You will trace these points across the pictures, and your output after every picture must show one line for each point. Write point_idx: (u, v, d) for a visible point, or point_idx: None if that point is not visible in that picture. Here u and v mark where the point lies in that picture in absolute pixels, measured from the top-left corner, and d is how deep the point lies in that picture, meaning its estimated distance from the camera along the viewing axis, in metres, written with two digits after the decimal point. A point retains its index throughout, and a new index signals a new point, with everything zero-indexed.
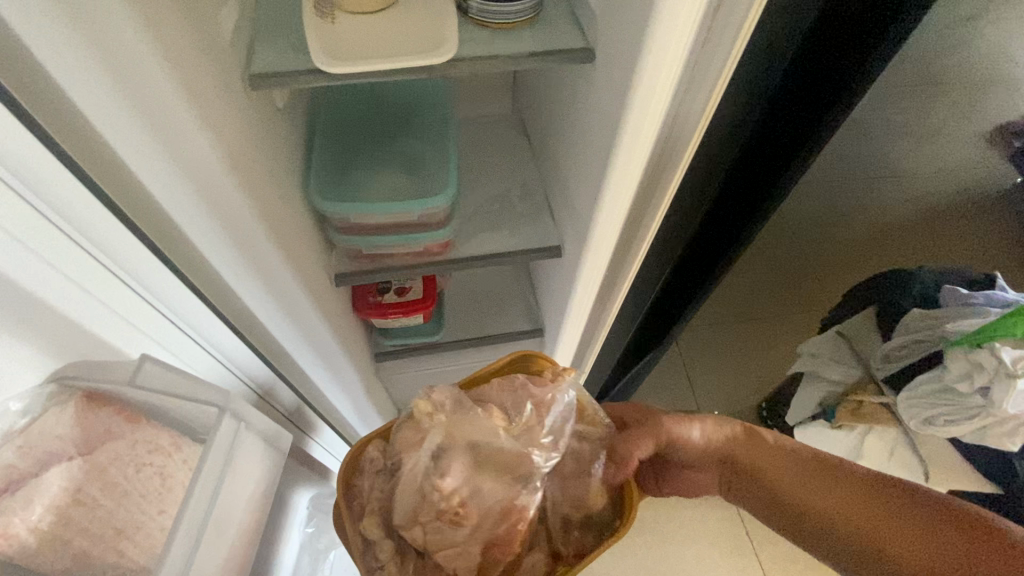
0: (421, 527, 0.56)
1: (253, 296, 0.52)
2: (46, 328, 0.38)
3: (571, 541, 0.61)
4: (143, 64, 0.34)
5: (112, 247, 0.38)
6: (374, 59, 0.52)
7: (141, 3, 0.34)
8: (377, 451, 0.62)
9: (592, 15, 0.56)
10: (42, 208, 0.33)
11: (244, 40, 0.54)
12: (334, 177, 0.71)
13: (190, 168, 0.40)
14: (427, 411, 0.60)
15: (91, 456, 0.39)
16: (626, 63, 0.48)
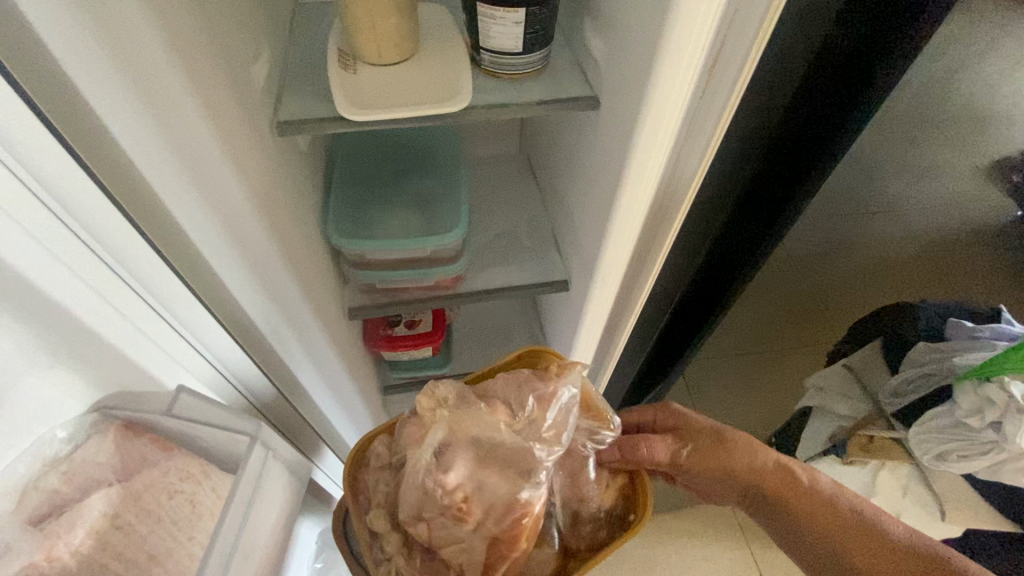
0: (424, 523, 0.52)
1: (273, 328, 0.54)
2: (94, 361, 0.42)
3: (583, 538, 0.58)
4: (195, 122, 0.38)
5: (154, 284, 0.41)
6: (394, 108, 0.56)
7: (188, 61, 0.38)
8: (380, 447, 0.60)
9: (596, 66, 0.60)
10: (98, 250, 0.37)
11: (273, 91, 0.58)
12: (351, 216, 0.74)
13: (223, 208, 0.42)
14: (433, 403, 0.57)
15: (128, 481, 0.42)
16: (630, 111, 0.52)
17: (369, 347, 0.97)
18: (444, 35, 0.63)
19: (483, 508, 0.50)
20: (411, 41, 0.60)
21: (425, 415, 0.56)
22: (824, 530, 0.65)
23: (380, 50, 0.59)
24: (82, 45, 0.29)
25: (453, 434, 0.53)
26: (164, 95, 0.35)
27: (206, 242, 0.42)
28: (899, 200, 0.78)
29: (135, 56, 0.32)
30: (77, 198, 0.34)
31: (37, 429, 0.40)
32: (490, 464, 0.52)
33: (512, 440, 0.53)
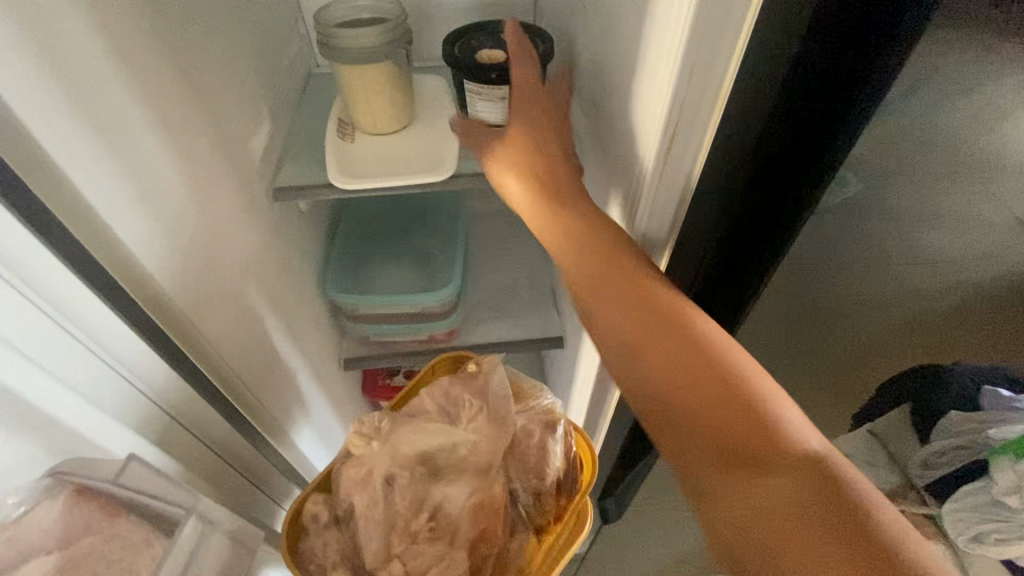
0: (398, 560, 0.51)
1: (255, 382, 0.56)
2: (32, 424, 0.33)
3: (547, 510, 0.56)
4: (157, 190, 0.41)
5: (78, 312, 0.36)
6: (382, 177, 0.59)
7: (136, 72, 0.39)
8: (319, 507, 0.54)
9: (581, 136, 0.62)
10: (5, 275, 0.31)
11: (275, 158, 0.62)
12: (349, 272, 0.77)
13: (169, 221, 0.42)
14: (365, 440, 0.56)
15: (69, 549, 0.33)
16: (609, 180, 0.52)
17: (369, 396, 0.98)
18: (434, 105, 0.67)
19: (450, 525, 0.52)
20: (406, 112, 0.64)
21: (363, 454, 0.55)
22: (699, 400, 0.37)
23: (376, 120, 0.62)
24: (53, 123, 0.32)
25: (399, 460, 0.54)
26: (93, 84, 0.35)
27: (178, 303, 0.43)
28: (978, 228, 0.51)
29: (99, 129, 0.35)
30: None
31: None
32: (444, 477, 0.55)
33: (466, 457, 0.55)
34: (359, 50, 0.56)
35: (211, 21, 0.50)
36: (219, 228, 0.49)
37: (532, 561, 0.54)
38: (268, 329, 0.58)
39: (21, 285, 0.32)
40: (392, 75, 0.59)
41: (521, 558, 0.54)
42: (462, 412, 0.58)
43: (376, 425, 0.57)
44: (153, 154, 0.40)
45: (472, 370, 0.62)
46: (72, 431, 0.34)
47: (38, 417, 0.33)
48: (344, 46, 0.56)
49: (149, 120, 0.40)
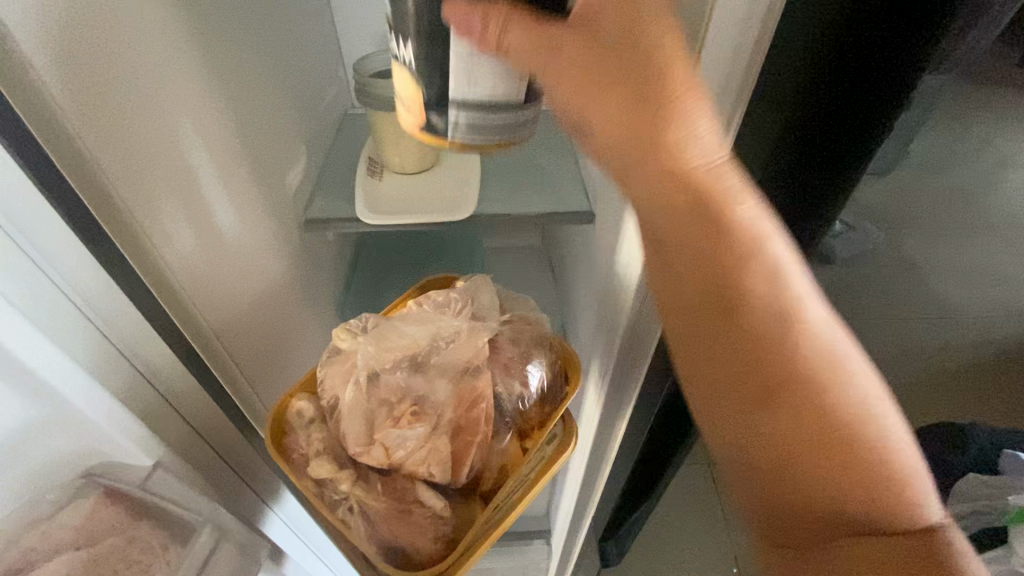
0: (379, 445, 0.46)
1: (268, 399, 0.57)
2: (78, 432, 0.35)
3: (531, 415, 0.51)
4: (198, 222, 0.45)
5: (130, 337, 0.39)
6: (403, 215, 0.63)
7: (174, 75, 0.41)
8: (304, 403, 0.50)
9: (593, 185, 0.65)
10: (71, 299, 0.35)
11: (308, 191, 0.67)
12: (365, 300, 0.80)
13: (192, 217, 0.44)
14: (352, 334, 0.51)
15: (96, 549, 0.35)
16: (616, 227, 0.55)
17: None
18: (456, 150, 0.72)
19: (434, 409, 0.48)
20: (432, 155, 0.68)
21: (349, 348, 0.51)
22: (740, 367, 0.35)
23: (403, 161, 0.66)
24: (119, 161, 0.36)
25: (385, 356, 0.50)
26: (135, 86, 0.37)
27: (209, 324, 0.47)
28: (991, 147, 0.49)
29: (156, 166, 0.40)
30: (37, 228, 0.32)
31: (35, 487, 0.33)
32: (427, 373, 0.50)
33: (453, 350, 0.51)
34: (393, 98, 0.60)
35: (266, 68, 0.55)
36: (249, 257, 0.52)
37: (515, 461, 0.50)
38: (282, 351, 0.60)
39: (82, 304, 0.36)
40: None
41: (501, 457, 0.50)
42: (451, 309, 0.53)
43: (363, 324, 0.53)
44: (198, 191, 0.45)
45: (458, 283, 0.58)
46: (104, 434, 0.36)
47: (73, 417, 0.34)
48: (382, 92, 0.60)
49: (201, 158, 0.45)
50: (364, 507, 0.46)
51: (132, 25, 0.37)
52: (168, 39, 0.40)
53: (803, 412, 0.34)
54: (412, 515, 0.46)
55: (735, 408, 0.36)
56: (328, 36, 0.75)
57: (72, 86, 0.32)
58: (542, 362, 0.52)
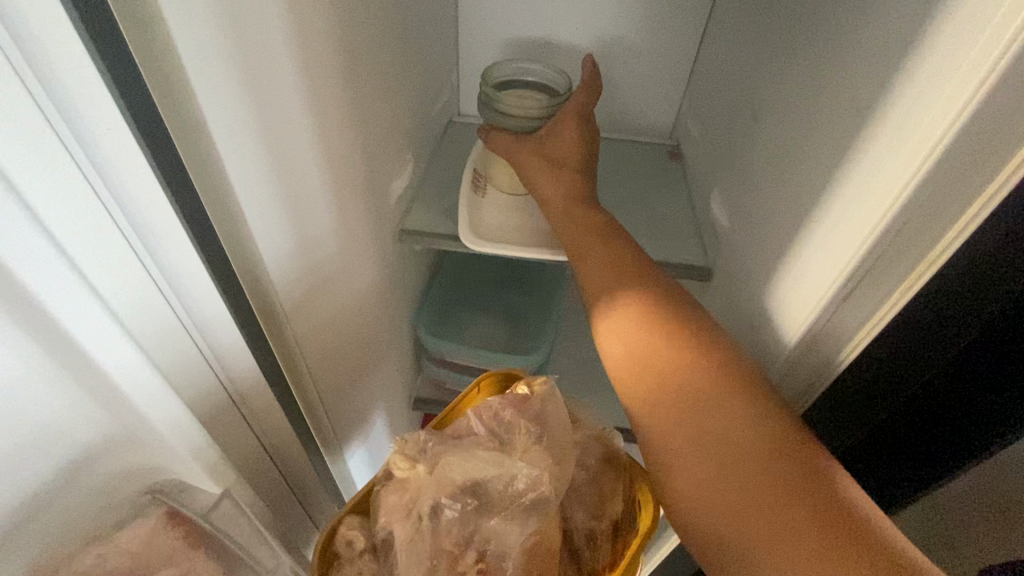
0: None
1: (332, 414, 0.54)
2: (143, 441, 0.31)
3: (601, 553, 0.51)
4: (292, 210, 0.39)
5: (216, 339, 0.35)
6: (511, 246, 0.59)
7: (307, 53, 0.37)
8: (354, 532, 0.46)
9: (716, 238, 0.59)
10: (165, 291, 0.31)
11: (406, 200, 0.63)
12: (442, 318, 0.76)
13: (297, 206, 0.40)
14: (408, 463, 0.47)
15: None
16: (747, 292, 0.48)
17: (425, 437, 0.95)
18: None
19: (498, 561, 0.45)
20: None
21: (406, 478, 0.47)
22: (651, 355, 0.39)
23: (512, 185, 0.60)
24: (235, 132, 0.32)
25: (446, 490, 0.46)
26: (266, 57, 0.33)
27: (302, 348, 0.45)
28: None
29: (285, 198, 0.38)
30: (162, 244, 0.29)
31: (90, 500, 0.30)
32: (492, 512, 0.46)
33: (522, 491, 0.47)
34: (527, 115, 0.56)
35: (390, 67, 0.52)
36: (343, 262, 0.49)
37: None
38: (355, 364, 0.57)
39: (185, 319, 0.33)
40: None
41: None
42: (518, 434, 0.50)
43: (420, 447, 0.49)
44: (314, 222, 0.42)
45: (522, 393, 0.52)
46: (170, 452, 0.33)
47: (144, 431, 0.31)
48: (515, 112, 0.56)
49: (323, 184, 0.43)
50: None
51: (287, 40, 0.35)
52: (309, 15, 0.37)
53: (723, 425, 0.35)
54: None
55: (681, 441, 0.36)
56: (450, 34, 0.72)
57: (230, 128, 0.31)
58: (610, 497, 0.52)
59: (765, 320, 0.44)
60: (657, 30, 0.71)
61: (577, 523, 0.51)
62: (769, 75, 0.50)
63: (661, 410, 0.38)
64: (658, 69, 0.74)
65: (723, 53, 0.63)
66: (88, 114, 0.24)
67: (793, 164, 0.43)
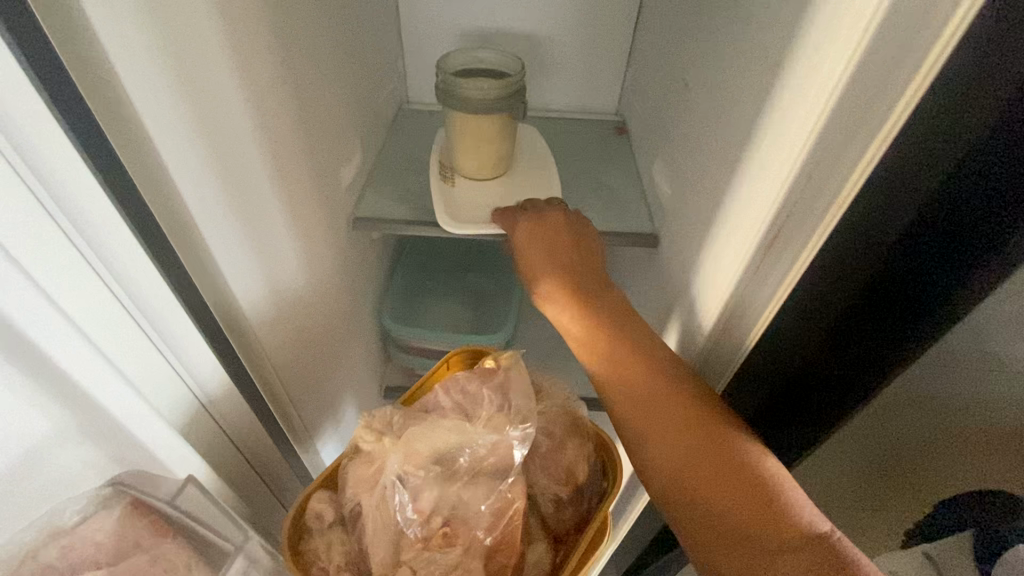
0: (407, 568, 0.45)
1: (299, 408, 0.55)
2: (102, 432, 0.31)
3: (567, 516, 0.53)
4: (239, 201, 0.39)
5: (167, 328, 0.35)
6: (479, 224, 0.58)
7: (239, 42, 0.37)
8: (323, 505, 0.49)
9: (661, 207, 0.61)
10: (105, 279, 0.30)
11: (358, 188, 0.64)
12: (405, 304, 0.76)
13: (244, 197, 0.40)
14: (376, 435, 0.49)
15: (118, 564, 0.31)
16: (689, 253, 0.51)
17: None
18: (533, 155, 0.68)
19: (467, 529, 0.46)
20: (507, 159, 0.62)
21: (373, 450, 0.49)
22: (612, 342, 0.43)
23: (478, 163, 0.60)
24: (172, 126, 0.31)
25: (413, 458, 0.47)
26: (196, 48, 0.32)
27: (260, 339, 0.45)
28: None
29: (234, 198, 0.38)
30: (98, 224, 0.29)
31: (46, 494, 0.30)
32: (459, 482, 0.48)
33: (484, 458, 0.49)
34: (491, 96, 0.55)
35: (330, 55, 0.52)
36: (296, 252, 0.49)
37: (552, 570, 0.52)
38: (319, 353, 0.57)
39: (129, 303, 0.32)
40: (501, 126, 0.58)
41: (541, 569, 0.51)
42: (483, 407, 0.51)
43: (389, 421, 0.51)
44: (265, 216, 0.43)
45: (490, 365, 0.55)
46: (138, 447, 0.33)
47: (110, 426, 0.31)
48: (476, 96, 0.54)
49: (269, 174, 0.43)
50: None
51: (217, 30, 0.34)
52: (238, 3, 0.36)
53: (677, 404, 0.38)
54: None
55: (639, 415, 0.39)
56: (392, 21, 0.73)
57: (166, 135, 0.31)
58: (575, 467, 0.53)
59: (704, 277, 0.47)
60: (594, 10, 0.73)
61: (543, 488, 0.53)
62: (698, 45, 0.52)
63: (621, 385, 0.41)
64: (598, 48, 0.76)
65: (659, 26, 0.65)
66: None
67: (719, 128, 0.45)
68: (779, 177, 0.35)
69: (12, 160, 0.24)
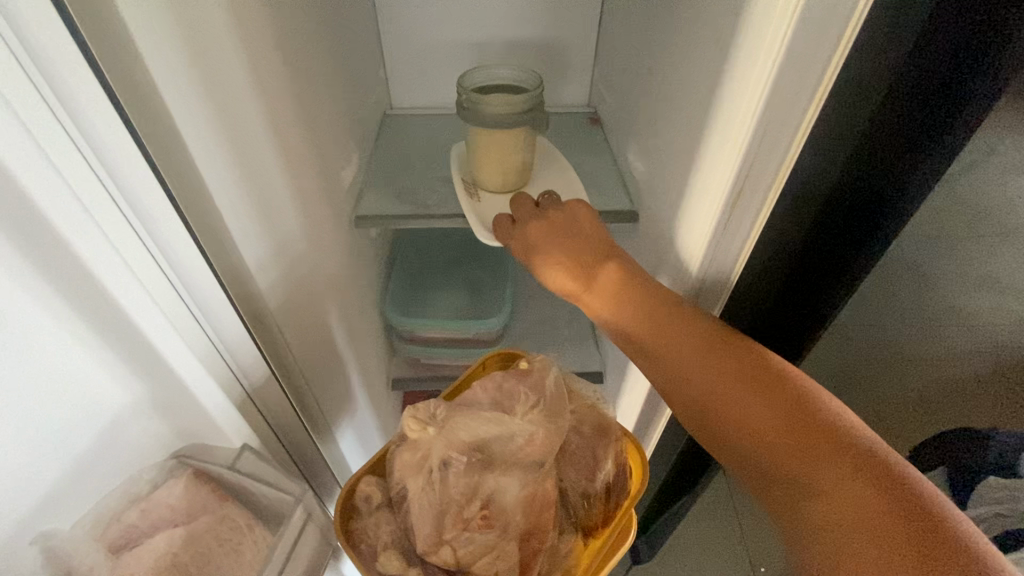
0: (449, 546, 0.50)
1: (321, 394, 0.59)
2: (170, 409, 0.35)
3: (594, 512, 0.57)
4: (261, 201, 0.43)
5: (229, 337, 0.37)
6: None
7: (254, 57, 0.41)
8: (372, 488, 0.54)
9: (636, 185, 0.66)
10: (180, 289, 0.33)
11: (356, 190, 0.68)
12: (405, 298, 0.81)
13: (264, 198, 0.44)
14: (420, 424, 0.54)
15: (192, 524, 0.36)
16: (665, 224, 0.56)
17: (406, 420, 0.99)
18: (550, 167, 0.70)
19: (503, 515, 0.51)
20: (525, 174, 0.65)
21: (417, 437, 0.53)
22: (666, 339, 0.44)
23: (502, 180, 0.63)
24: (200, 133, 0.35)
25: (454, 445, 0.53)
26: (220, 65, 0.37)
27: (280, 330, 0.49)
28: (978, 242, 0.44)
29: (256, 198, 0.42)
30: (171, 241, 0.32)
31: (123, 467, 0.34)
32: (495, 470, 0.53)
33: (523, 448, 0.54)
34: (514, 110, 0.57)
35: (324, 67, 0.57)
36: (309, 249, 0.53)
37: (580, 561, 0.55)
38: (334, 344, 0.61)
39: (198, 314, 0.35)
40: (522, 140, 0.60)
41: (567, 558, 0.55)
42: (521, 401, 0.57)
43: (430, 413, 0.55)
44: (283, 215, 0.47)
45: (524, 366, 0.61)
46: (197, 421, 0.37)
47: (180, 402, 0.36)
48: (500, 111, 0.57)
49: (284, 177, 0.47)
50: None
51: (236, 47, 0.38)
52: (250, 23, 0.41)
53: (749, 391, 0.39)
54: None
55: (711, 403, 0.41)
56: (373, 33, 0.77)
57: (198, 145, 0.35)
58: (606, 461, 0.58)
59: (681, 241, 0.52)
60: (560, 8, 0.78)
61: (572, 484, 0.57)
62: (658, 35, 0.58)
63: (686, 374, 0.43)
64: (566, 46, 0.82)
65: (621, 21, 0.70)
66: (91, 119, 0.26)
67: (682, 107, 0.51)
68: (731, 148, 0.41)
69: (99, 177, 0.27)
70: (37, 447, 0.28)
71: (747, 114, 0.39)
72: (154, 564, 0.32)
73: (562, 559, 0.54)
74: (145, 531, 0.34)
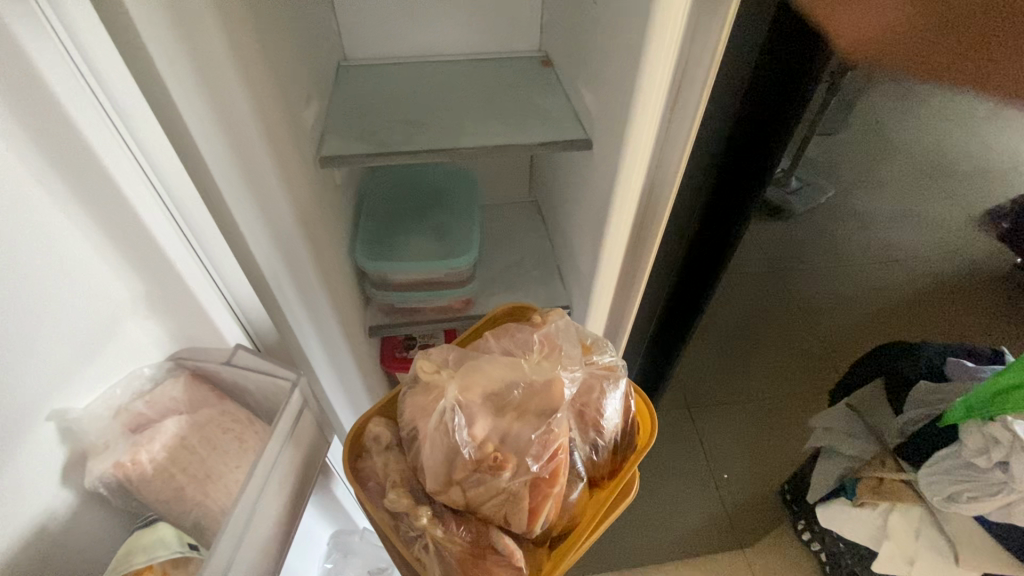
0: (458, 487, 0.52)
1: (303, 330, 0.61)
2: (166, 304, 0.39)
3: (602, 465, 0.59)
4: (235, 125, 0.45)
5: (201, 231, 0.41)
6: None
7: None
8: (381, 429, 0.58)
9: (589, 115, 0.70)
10: (152, 182, 0.37)
11: (318, 133, 0.69)
12: (375, 244, 0.83)
13: (237, 124, 0.45)
14: (433, 368, 0.58)
15: (196, 415, 0.40)
16: (616, 142, 0.61)
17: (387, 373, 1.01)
18: None
19: (517, 453, 0.51)
20: None
21: (431, 380, 0.57)
22: None
23: None
24: (174, 51, 0.38)
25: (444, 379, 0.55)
26: None
27: (256, 257, 0.52)
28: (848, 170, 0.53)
29: (230, 123, 0.44)
30: (157, 154, 0.37)
31: (128, 362, 0.37)
32: (509, 414, 0.53)
33: (528, 390, 0.54)
34: None
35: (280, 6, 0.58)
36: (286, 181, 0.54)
37: (583, 510, 0.57)
38: (315, 280, 0.63)
39: (174, 210, 0.39)
40: None
41: (573, 505, 0.56)
42: (534, 350, 0.59)
43: (445, 358, 0.60)
44: (259, 147, 0.48)
45: (537, 319, 0.64)
46: (187, 320, 0.41)
47: (177, 294, 0.40)
48: None
49: (256, 103, 0.47)
50: (440, 546, 0.52)
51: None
52: None
53: None
54: (487, 558, 0.53)
55: None
56: None
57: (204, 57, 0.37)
58: (615, 417, 0.59)
59: (631, 151, 0.57)
60: None
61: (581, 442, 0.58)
62: None
63: None
64: None
65: None
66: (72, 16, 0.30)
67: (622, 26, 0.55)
68: (668, 49, 0.48)
69: (74, 63, 0.31)
70: (51, 318, 0.30)
71: (680, 12, 0.45)
72: (165, 443, 0.37)
73: (567, 506, 0.56)
74: (155, 419, 0.38)
